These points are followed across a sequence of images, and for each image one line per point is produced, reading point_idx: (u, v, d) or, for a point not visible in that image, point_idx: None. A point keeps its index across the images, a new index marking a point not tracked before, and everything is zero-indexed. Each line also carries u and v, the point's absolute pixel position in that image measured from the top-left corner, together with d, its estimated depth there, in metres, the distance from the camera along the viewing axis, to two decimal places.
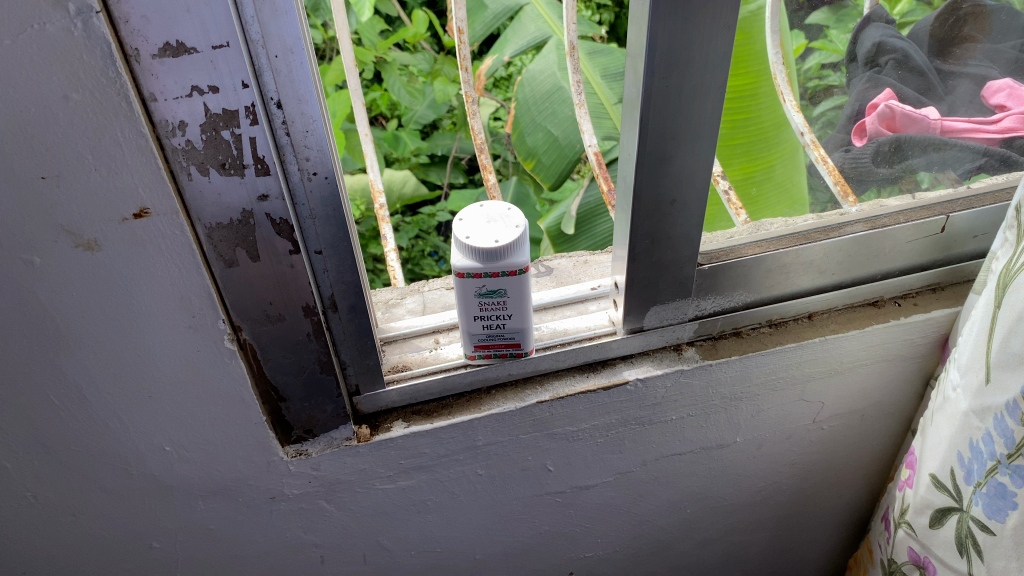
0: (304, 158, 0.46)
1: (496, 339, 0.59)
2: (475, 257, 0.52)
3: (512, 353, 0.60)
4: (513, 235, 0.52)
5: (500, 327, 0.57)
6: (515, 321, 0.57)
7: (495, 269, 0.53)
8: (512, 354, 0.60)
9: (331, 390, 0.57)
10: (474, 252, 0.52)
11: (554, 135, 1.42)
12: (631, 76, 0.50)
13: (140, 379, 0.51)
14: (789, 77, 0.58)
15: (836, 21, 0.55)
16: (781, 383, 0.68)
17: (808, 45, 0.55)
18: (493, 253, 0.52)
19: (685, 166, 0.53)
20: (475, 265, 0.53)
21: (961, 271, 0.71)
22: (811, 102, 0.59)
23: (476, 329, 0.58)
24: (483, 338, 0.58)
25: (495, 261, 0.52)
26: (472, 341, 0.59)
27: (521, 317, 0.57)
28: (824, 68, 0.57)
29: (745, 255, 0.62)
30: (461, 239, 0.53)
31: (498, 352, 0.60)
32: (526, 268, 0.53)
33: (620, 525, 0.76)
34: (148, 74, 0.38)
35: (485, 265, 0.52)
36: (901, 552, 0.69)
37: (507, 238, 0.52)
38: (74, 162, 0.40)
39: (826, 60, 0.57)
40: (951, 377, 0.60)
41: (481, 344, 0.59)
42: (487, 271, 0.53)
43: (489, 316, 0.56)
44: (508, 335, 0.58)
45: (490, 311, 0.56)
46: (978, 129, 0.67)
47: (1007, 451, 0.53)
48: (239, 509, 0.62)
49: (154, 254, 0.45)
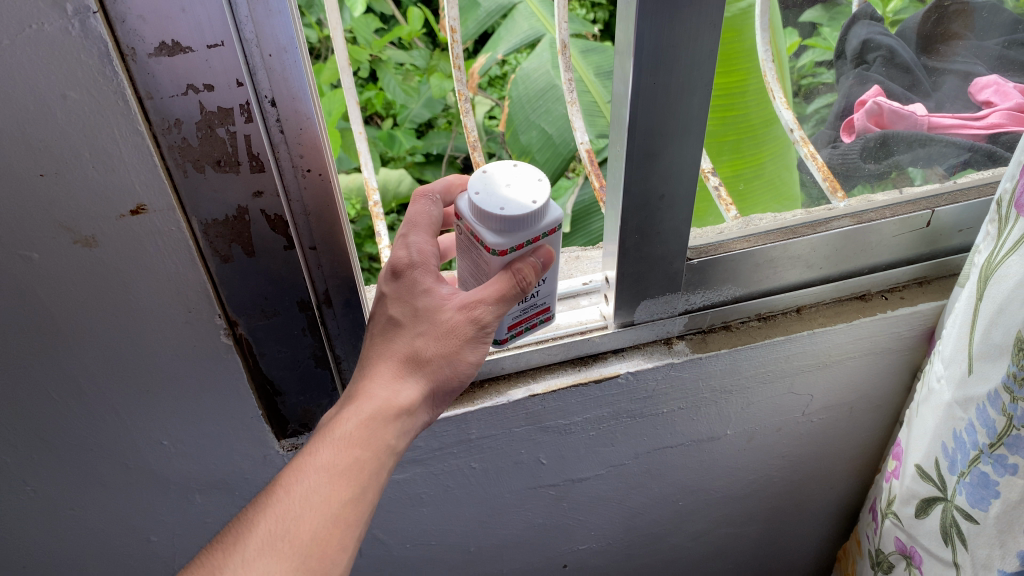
0: (298, 155, 0.47)
1: (528, 310, 0.55)
2: (513, 229, 0.47)
3: (541, 318, 0.57)
4: (545, 190, 0.48)
5: (532, 296, 0.53)
6: (547, 285, 0.54)
7: (534, 233, 0.48)
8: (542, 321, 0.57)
9: (325, 384, 0.59)
10: (515, 222, 0.47)
11: (548, 133, 1.43)
12: (619, 73, 0.51)
13: (139, 374, 0.51)
14: (781, 74, 0.59)
15: (829, 19, 0.56)
16: (772, 376, 0.69)
17: (800, 44, 0.57)
18: (532, 218, 0.47)
19: (673, 162, 0.54)
20: (516, 236, 0.48)
21: (946, 265, 0.71)
22: (805, 99, 0.61)
23: (515, 307, 0.53)
24: (517, 314, 0.54)
25: (534, 224, 0.48)
26: (507, 322, 0.54)
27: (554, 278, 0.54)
28: (817, 66, 0.59)
29: (733, 250, 0.63)
30: (494, 213, 0.47)
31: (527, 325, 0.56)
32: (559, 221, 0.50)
33: (612, 517, 0.77)
34: (143, 72, 0.39)
35: (520, 233, 0.48)
36: (888, 541, 0.70)
37: (542, 195, 0.48)
38: (72, 160, 0.41)
39: (818, 58, 0.58)
40: (935, 368, 0.61)
41: (514, 321, 0.55)
42: (527, 239, 0.48)
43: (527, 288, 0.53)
44: (540, 301, 0.55)
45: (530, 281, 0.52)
46: (964, 125, 0.68)
47: (989, 441, 0.54)
48: (236, 502, 0.64)
49: (152, 251, 0.45)
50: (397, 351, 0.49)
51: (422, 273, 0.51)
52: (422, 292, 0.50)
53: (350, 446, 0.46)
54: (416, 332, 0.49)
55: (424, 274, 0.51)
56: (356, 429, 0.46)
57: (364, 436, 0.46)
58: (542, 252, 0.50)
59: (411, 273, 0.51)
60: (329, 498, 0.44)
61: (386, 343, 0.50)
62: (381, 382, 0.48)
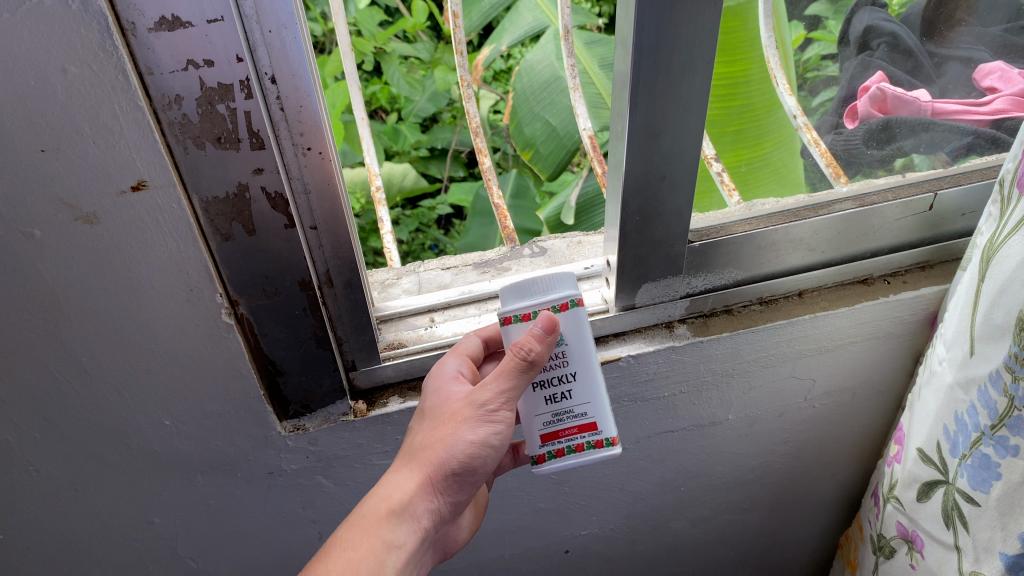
0: (298, 133, 0.47)
1: (564, 421, 0.52)
2: (521, 298, 0.51)
3: (589, 444, 0.53)
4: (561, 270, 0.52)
5: (563, 396, 0.52)
6: (580, 389, 0.52)
7: (546, 305, 0.51)
8: (588, 445, 0.53)
9: (327, 365, 0.59)
10: (519, 288, 0.51)
11: (552, 125, 1.43)
12: (620, 52, 0.50)
13: (140, 354, 0.52)
14: (784, 62, 0.59)
15: (834, 12, 0.56)
16: (774, 360, 0.69)
17: (806, 36, 0.57)
18: (536, 287, 0.51)
19: (675, 143, 0.54)
20: (523, 304, 0.51)
21: (950, 249, 0.71)
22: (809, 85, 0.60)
23: (541, 407, 0.52)
24: (549, 421, 0.52)
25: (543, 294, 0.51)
26: (538, 430, 0.52)
27: (587, 378, 0.52)
28: (822, 59, 0.59)
29: (736, 233, 0.62)
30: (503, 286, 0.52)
31: (571, 444, 0.53)
32: (578, 300, 0.51)
33: (614, 503, 0.77)
34: (143, 47, 0.39)
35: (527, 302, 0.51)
36: (890, 526, 0.70)
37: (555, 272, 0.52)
38: (72, 136, 0.41)
39: (824, 51, 0.58)
40: (938, 351, 0.61)
41: (549, 432, 0.52)
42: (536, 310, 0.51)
43: (551, 383, 0.52)
44: (578, 413, 0.52)
45: (551, 371, 0.52)
46: (968, 110, 0.67)
47: (990, 423, 0.54)
48: (238, 483, 0.64)
49: (152, 228, 0.46)
50: (407, 451, 0.51)
51: (434, 385, 0.55)
52: (432, 397, 0.53)
53: (351, 545, 0.47)
54: (421, 431, 0.52)
55: (435, 383, 0.54)
56: (355, 529, 0.47)
57: (362, 532, 0.47)
58: (543, 320, 0.49)
59: (428, 385, 0.55)
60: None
61: (403, 448, 0.52)
62: (388, 481, 0.50)
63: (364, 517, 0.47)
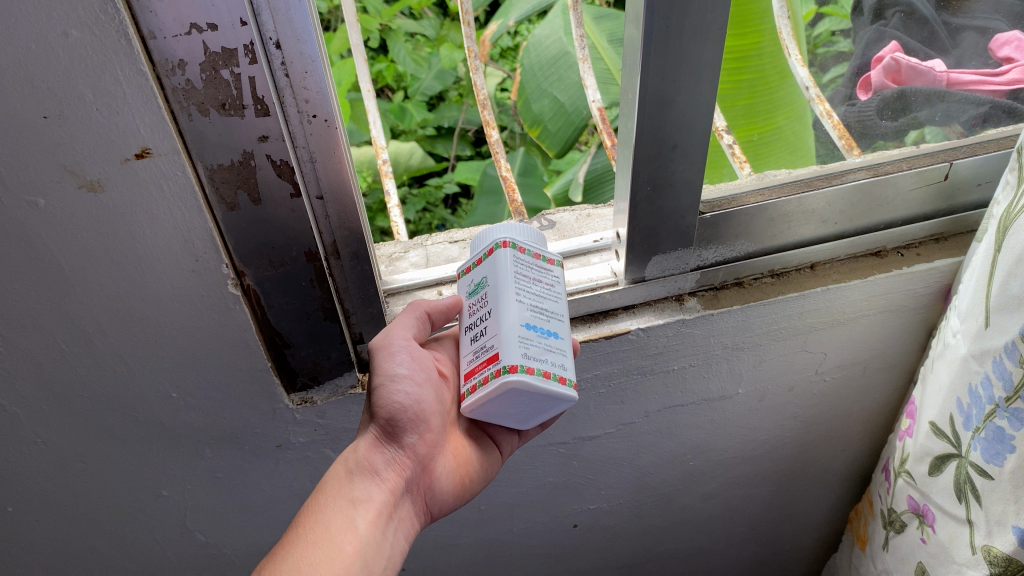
0: (303, 100, 0.46)
1: (480, 356, 0.49)
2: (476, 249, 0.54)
3: (492, 373, 0.47)
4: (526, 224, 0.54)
5: (481, 329, 0.50)
6: (492, 320, 0.49)
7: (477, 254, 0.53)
8: (492, 377, 0.47)
9: (335, 337, 0.58)
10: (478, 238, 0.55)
11: (560, 101, 1.42)
12: (631, 16, 0.49)
13: (146, 325, 0.51)
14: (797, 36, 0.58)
15: None
16: (785, 334, 0.69)
17: (818, 11, 0.56)
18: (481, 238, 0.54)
19: (685, 111, 0.53)
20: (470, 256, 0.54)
21: (964, 221, 0.70)
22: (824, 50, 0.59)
23: (466, 346, 0.51)
24: (471, 359, 0.50)
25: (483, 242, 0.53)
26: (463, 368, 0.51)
27: (495, 309, 0.49)
28: (834, 34, 0.58)
29: (747, 204, 0.62)
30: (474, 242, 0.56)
31: (480, 378, 0.48)
32: (504, 244, 0.51)
33: (622, 477, 0.77)
34: (145, 11, 0.38)
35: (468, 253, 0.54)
36: (901, 500, 0.69)
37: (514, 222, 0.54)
38: (75, 101, 0.40)
39: (836, 26, 0.58)
40: (952, 323, 0.60)
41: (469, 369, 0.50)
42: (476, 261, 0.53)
43: (476, 321, 0.51)
44: (489, 344, 0.48)
45: (476, 312, 0.51)
46: (985, 80, 0.66)
47: (1005, 395, 0.53)
48: (246, 456, 0.64)
49: (157, 196, 0.45)
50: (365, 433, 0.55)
51: None
52: None
53: (319, 509, 0.49)
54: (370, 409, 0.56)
55: None
56: (322, 495, 0.50)
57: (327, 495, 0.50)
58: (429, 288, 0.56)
59: None
60: (294, 555, 0.46)
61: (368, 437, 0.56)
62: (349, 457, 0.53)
63: (326, 486, 0.51)
